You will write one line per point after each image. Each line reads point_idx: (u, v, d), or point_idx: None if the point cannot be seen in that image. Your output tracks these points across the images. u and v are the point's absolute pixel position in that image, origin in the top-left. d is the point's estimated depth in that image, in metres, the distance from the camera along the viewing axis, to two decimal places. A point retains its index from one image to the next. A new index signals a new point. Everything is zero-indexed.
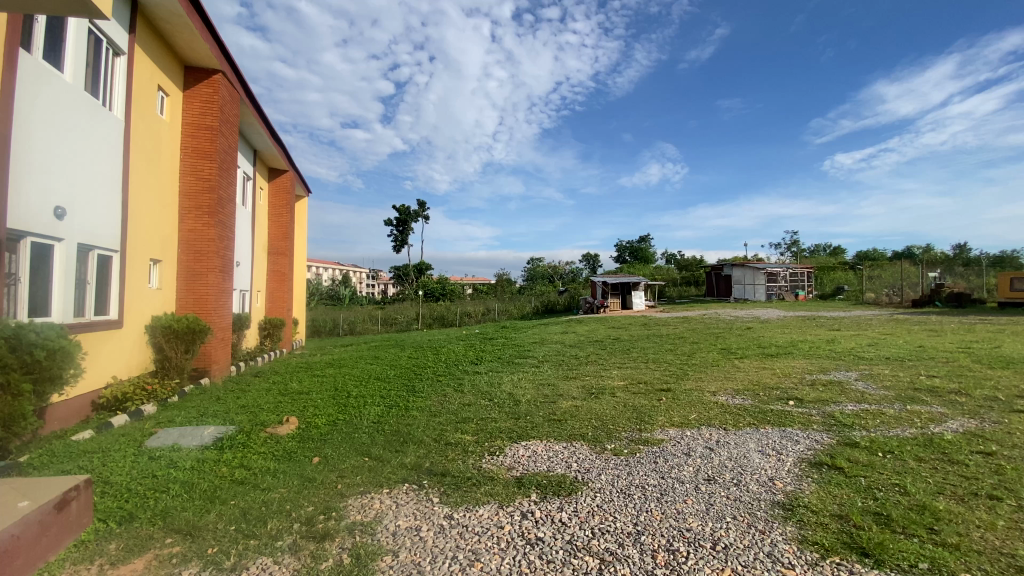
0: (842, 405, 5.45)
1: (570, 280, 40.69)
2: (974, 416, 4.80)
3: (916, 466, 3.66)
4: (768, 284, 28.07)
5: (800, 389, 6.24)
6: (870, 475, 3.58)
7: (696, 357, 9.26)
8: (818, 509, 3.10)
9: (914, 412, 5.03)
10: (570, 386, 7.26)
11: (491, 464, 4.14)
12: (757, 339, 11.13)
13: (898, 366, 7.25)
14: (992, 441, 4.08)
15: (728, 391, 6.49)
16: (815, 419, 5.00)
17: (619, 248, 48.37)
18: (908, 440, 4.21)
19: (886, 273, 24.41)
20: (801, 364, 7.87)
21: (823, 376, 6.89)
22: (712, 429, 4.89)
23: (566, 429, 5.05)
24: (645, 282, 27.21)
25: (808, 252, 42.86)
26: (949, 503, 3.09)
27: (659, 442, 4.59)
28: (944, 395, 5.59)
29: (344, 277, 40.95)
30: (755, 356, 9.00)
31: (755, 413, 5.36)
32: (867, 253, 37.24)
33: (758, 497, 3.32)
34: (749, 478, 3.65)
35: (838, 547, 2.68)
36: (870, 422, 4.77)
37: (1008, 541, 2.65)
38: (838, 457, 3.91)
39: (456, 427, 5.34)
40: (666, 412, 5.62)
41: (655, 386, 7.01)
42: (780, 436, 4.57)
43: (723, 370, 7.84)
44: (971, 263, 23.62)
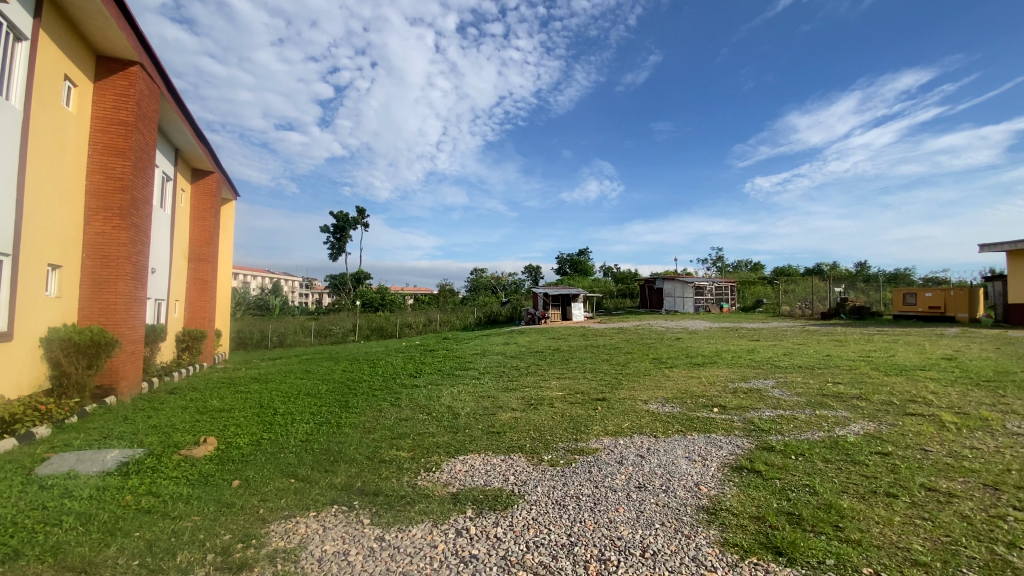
0: (760, 412, 5.83)
1: (512, 291, 41.00)
2: (873, 419, 5.30)
3: (824, 468, 3.97)
4: (696, 296, 29.75)
5: (723, 396, 6.62)
6: (785, 477, 3.84)
7: (630, 367, 9.59)
8: (738, 512, 3.28)
9: (822, 416, 5.48)
10: (510, 397, 7.27)
11: (427, 481, 4.04)
12: (686, 349, 11.73)
13: (809, 374, 7.87)
14: (889, 443, 4.51)
15: (659, 399, 6.76)
16: (737, 425, 5.32)
17: (560, 260, 49.34)
18: (818, 443, 4.56)
19: (799, 288, 26.58)
20: (725, 372, 8.38)
21: (744, 384, 7.34)
22: (643, 437, 5.07)
23: (505, 442, 5.03)
24: (584, 293, 27.95)
25: (732, 268, 45.94)
26: (852, 501, 3.38)
27: (594, 451, 4.68)
28: (848, 400, 6.12)
29: (275, 285, 38.90)
30: (683, 365, 9.46)
31: (684, 420, 5.61)
32: (784, 268, 40.36)
33: (684, 503, 3.46)
34: (677, 485, 3.80)
35: (756, 548, 2.84)
36: (785, 427, 5.14)
37: (903, 536, 2.91)
38: (757, 461, 4.17)
39: (391, 443, 5.17)
40: (601, 421, 5.75)
41: (592, 395, 7.18)
42: (706, 442, 4.81)
43: (655, 379, 8.15)
44: (870, 279, 26.23)
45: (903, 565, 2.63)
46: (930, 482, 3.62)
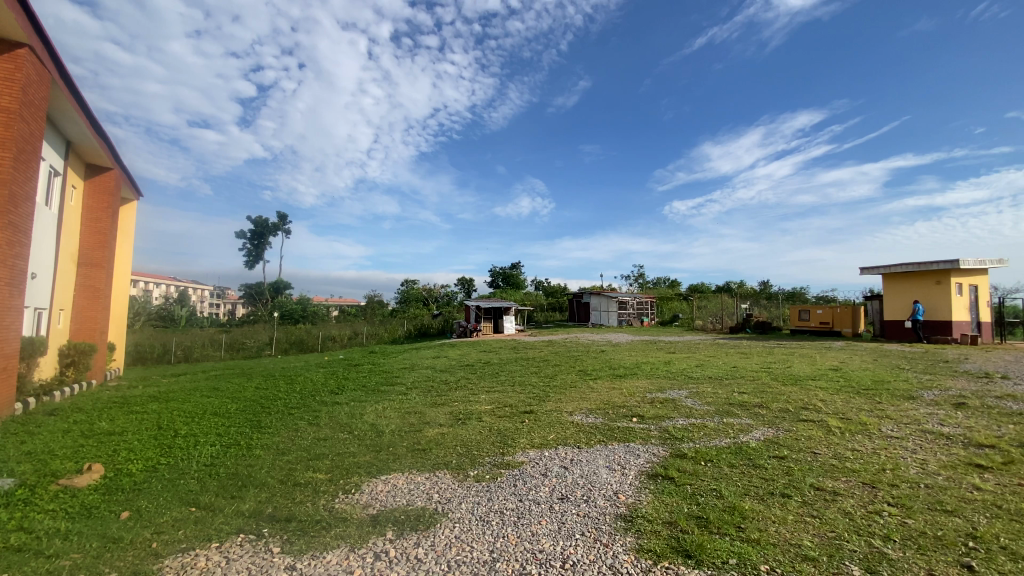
0: (675, 420, 6.17)
1: (443, 304, 40.61)
2: (771, 426, 5.81)
3: (729, 472, 4.28)
4: (620, 311, 31.14)
5: (641, 407, 6.95)
6: (695, 482, 4.09)
7: (557, 379, 9.81)
8: (653, 518, 3.44)
9: (729, 423, 5.93)
10: (437, 413, 7.14)
11: (346, 504, 3.86)
12: (610, 361, 12.21)
13: (718, 384, 8.49)
14: (784, 447, 4.95)
15: (583, 411, 6.96)
16: (653, 433, 5.60)
17: (492, 273, 49.61)
18: (724, 449, 4.91)
19: (711, 304, 28.65)
20: (644, 383, 8.81)
21: (661, 395, 7.76)
22: (568, 448, 5.19)
23: (430, 459, 4.93)
24: (515, 307, 28.27)
25: (653, 284, 48.69)
26: (753, 503, 3.66)
27: (519, 464, 4.72)
28: (751, 408, 6.67)
29: (181, 294, 35.70)
30: (606, 377, 9.83)
31: (605, 430, 5.82)
32: (698, 285, 43.33)
33: (604, 512, 3.58)
34: (598, 494, 3.92)
35: (668, 552, 2.99)
36: (696, 434, 5.49)
37: (795, 533, 3.20)
38: (671, 468, 4.41)
39: (307, 465, 4.90)
40: (527, 434, 5.81)
41: (519, 408, 7.25)
42: (625, 451, 5.01)
43: (579, 391, 8.39)
44: (772, 297, 28.86)
45: (795, 561, 2.88)
46: (818, 483, 4.02)
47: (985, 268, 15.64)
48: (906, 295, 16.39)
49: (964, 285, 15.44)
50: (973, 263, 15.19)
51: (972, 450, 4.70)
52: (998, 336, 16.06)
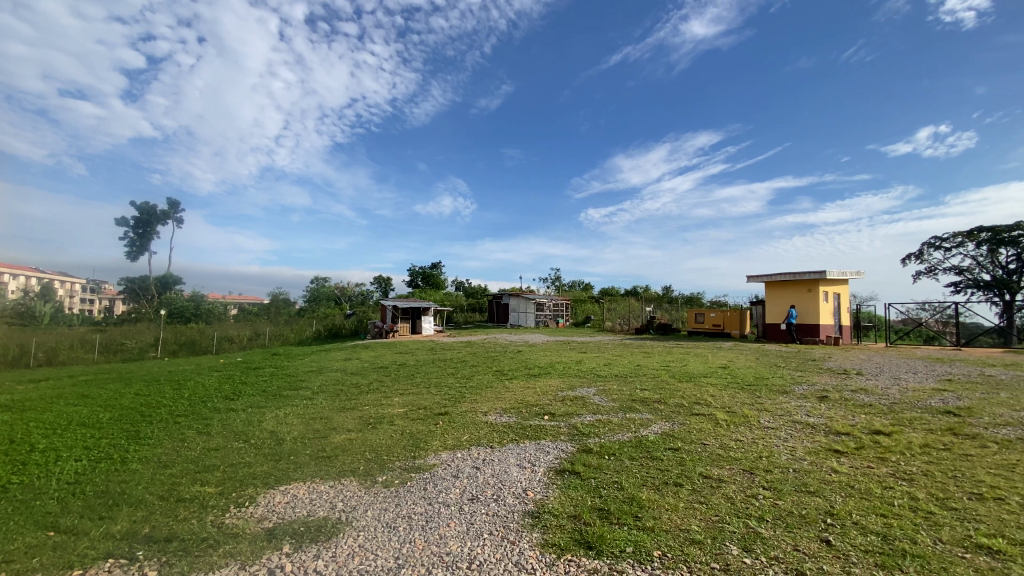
0: (583, 417, 6.45)
1: (358, 303, 39.10)
2: (669, 419, 6.28)
3: (629, 464, 4.56)
4: (537, 313, 31.94)
5: (553, 405, 7.18)
6: (599, 475, 4.30)
7: (474, 380, 9.82)
8: (558, 513, 3.57)
9: (631, 418, 6.31)
10: (346, 418, 6.84)
11: (238, 519, 3.56)
12: (525, 361, 12.49)
13: (623, 382, 9.01)
14: (679, 439, 5.37)
15: (498, 410, 7.03)
16: (563, 430, 5.80)
17: (410, 273, 48.52)
18: (627, 443, 5.22)
19: (621, 307, 30.32)
20: (557, 382, 9.10)
21: (571, 393, 8.06)
22: (481, 448, 5.21)
23: (335, 466, 4.71)
24: (433, 307, 27.91)
25: (568, 286, 50.58)
26: (650, 493, 3.93)
27: (430, 467, 4.67)
28: (651, 404, 7.15)
29: (44, 288, 30.95)
30: (521, 376, 10.03)
31: (518, 429, 5.94)
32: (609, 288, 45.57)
33: (512, 510, 3.64)
34: (507, 492, 3.99)
35: (571, 545, 3.11)
36: (602, 430, 5.78)
37: (685, 519, 3.47)
38: (577, 463, 4.60)
39: (195, 478, 4.47)
40: (440, 436, 5.76)
41: (434, 410, 7.16)
42: (535, 449, 5.15)
43: (495, 391, 8.47)
44: (674, 300, 31.19)
45: (684, 545, 3.12)
46: (706, 471, 4.40)
47: (847, 279, 18.05)
48: (784, 300, 18.47)
49: (829, 293, 17.72)
50: (838, 274, 17.47)
51: (831, 437, 5.42)
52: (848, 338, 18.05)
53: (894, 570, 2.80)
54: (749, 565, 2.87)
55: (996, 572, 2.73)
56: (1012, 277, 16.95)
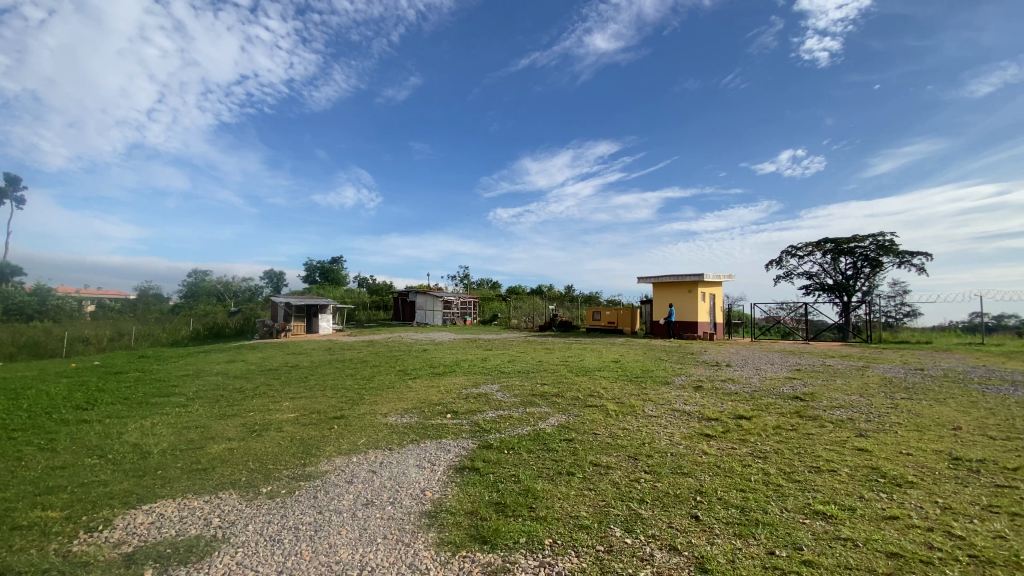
0: (486, 413, 6.53)
1: (246, 299, 35.95)
2: (565, 412, 6.59)
3: (526, 457, 4.71)
4: (444, 310, 31.70)
5: (456, 403, 7.19)
6: (497, 470, 4.40)
7: (374, 381, 9.49)
8: (455, 510, 3.60)
9: (531, 413, 6.52)
10: (227, 426, 6.26)
11: (88, 546, 3.11)
12: (429, 360, 12.33)
13: (524, 377, 9.28)
14: (573, 430, 5.66)
15: (399, 411, 6.88)
16: (464, 428, 5.84)
17: (308, 267, 45.64)
18: (525, 437, 5.39)
19: (526, 305, 31.18)
20: (460, 380, 9.12)
21: (474, 390, 8.12)
22: (378, 451, 5.07)
23: (213, 479, 4.31)
24: (332, 305, 26.53)
25: (475, 284, 50.76)
26: (544, 483, 4.10)
27: (321, 474, 4.44)
28: (549, 398, 7.45)
29: None
30: (425, 375, 9.90)
31: (419, 429, 5.86)
32: (518, 287, 45.78)
33: (409, 511, 3.60)
34: (403, 494, 3.93)
35: (466, 542, 3.15)
36: (502, 425, 5.91)
37: (574, 506, 3.68)
38: (477, 459, 4.67)
39: (33, 502, 3.82)
40: (335, 441, 5.50)
41: (329, 414, 6.80)
42: (436, 448, 5.11)
43: (396, 391, 8.28)
44: (575, 299, 32.74)
45: (573, 531, 3.31)
46: (596, 459, 4.69)
47: (721, 281, 20.12)
48: (666, 299, 20.25)
49: (706, 293, 19.66)
50: (713, 277, 19.44)
51: (703, 423, 6.06)
52: (719, 332, 20.24)
53: (749, 538, 3.21)
54: (630, 545, 3.12)
55: (827, 533, 3.25)
56: (848, 282, 20.12)
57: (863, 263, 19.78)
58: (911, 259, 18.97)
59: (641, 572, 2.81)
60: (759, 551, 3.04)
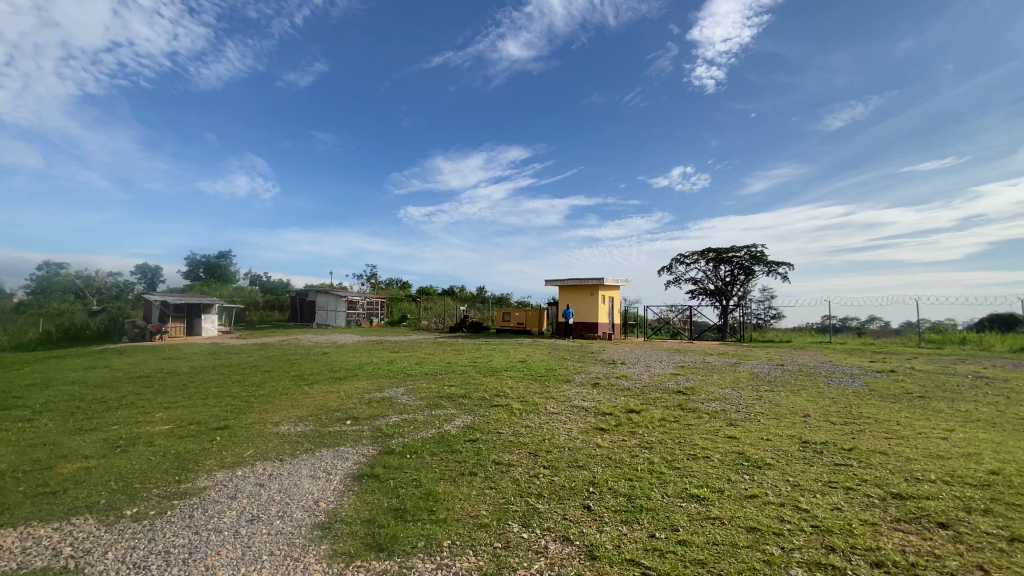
0: (389, 418, 6.37)
1: (112, 297, 31.49)
2: (471, 413, 6.64)
3: (428, 461, 4.67)
4: (348, 311, 30.32)
5: (357, 408, 6.92)
6: (398, 475, 4.32)
7: (266, 387, 8.82)
8: (351, 519, 3.48)
9: (435, 415, 6.48)
10: (83, 442, 5.46)
11: None
12: (329, 364, 11.72)
13: (430, 379, 9.19)
14: (477, 430, 5.72)
15: (292, 419, 6.47)
16: (365, 434, 5.64)
17: (191, 261, 41.13)
18: (428, 439, 5.35)
19: (435, 305, 30.82)
20: (363, 384, 8.78)
21: (378, 394, 7.87)
22: (267, 463, 4.73)
23: (63, 503, 3.74)
24: (219, 304, 24.17)
25: (382, 284, 49.20)
26: (445, 485, 4.10)
27: (200, 491, 4.05)
28: (455, 399, 7.46)
29: None
30: (324, 380, 9.39)
31: (315, 437, 5.56)
32: (429, 287, 44.76)
33: (299, 525, 3.41)
34: (294, 507, 3.71)
35: (361, 551, 3.06)
36: (405, 429, 5.80)
37: (475, 506, 3.72)
38: (376, 465, 4.54)
39: None
40: (217, 453, 5.04)
41: (210, 425, 6.20)
42: (332, 457, 4.89)
43: (291, 398, 7.77)
44: (485, 300, 33.01)
45: (472, 530, 3.35)
46: (498, 458, 4.79)
47: (619, 285, 21.45)
48: (569, 300, 21.19)
49: (606, 296, 20.85)
50: (613, 281, 20.69)
51: (599, 418, 6.44)
52: (618, 332, 21.58)
53: (634, 523, 3.48)
54: (526, 539, 3.23)
55: (700, 514, 3.62)
56: (727, 287, 22.46)
57: (739, 271, 22.22)
58: (777, 269, 21.66)
59: (536, 565, 2.93)
60: (642, 535, 3.31)
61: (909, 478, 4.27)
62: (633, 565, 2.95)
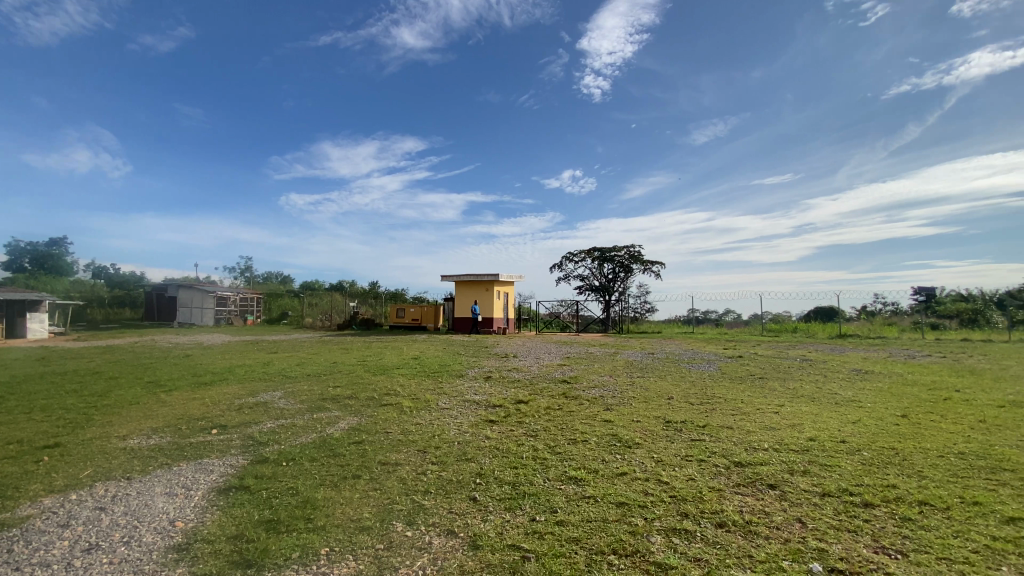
0: (263, 425, 5.88)
1: None
2: (356, 414, 6.38)
3: (307, 467, 4.42)
4: (217, 308, 27.29)
5: (225, 416, 6.28)
6: (272, 485, 4.03)
7: (110, 397, 7.62)
8: (215, 537, 3.17)
9: (318, 418, 6.13)
10: None
11: None
12: (192, 368, 10.44)
13: (313, 381, 8.64)
14: (363, 432, 5.52)
15: (145, 431, 5.68)
16: (234, 443, 5.16)
17: (13, 247, 34.01)
18: (308, 445, 5.05)
19: (322, 301, 28.99)
20: (233, 389, 7.98)
21: (252, 399, 7.22)
22: (110, 483, 4.11)
23: None
24: (49, 301, 20.31)
25: (259, 278, 45.03)
26: (325, 491, 3.91)
27: (19, 521, 3.41)
28: (341, 401, 7.11)
29: None
30: (186, 386, 8.37)
31: (173, 450, 4.96)
32: (315, 283, 42.01)
33: (150, 549, 3.04)
34: (144, 530, 3.28)
35: (225, 571, 2.80)
36: (282, 435, 5.41)
37: (358, 509, 3.60)
38: (247, 476, 4.18)
39: None
40: (43, 477, 4.27)
41: (35, 444, 5.21)
42: (194, 470, 4.40)
43: (144, 408, 6.82)
44: (377, 296, 31.80)
45: (352, 534, 3.24)
46: (384, 458, 4.68)
47: (512, 281, 22.01)
48: (464, 296, 21.27)
49: (500, 291, 21.28)
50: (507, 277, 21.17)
51: (489, 410, 6.57)
52: (511, 327, 22.14)
53: (516, 510, 3.62)
54: (410, 537, 3.21)
55: (577, 495, 3.89)
56: (610, 284, 24.16)
57: (620, 269, 24.03)
58: (652, 267, 23.80)
59: (419, 561, 2.93)
60: (524, 520, 3.47)
61: (749, 448, 4.99)
62: (514, 550, 3.08)
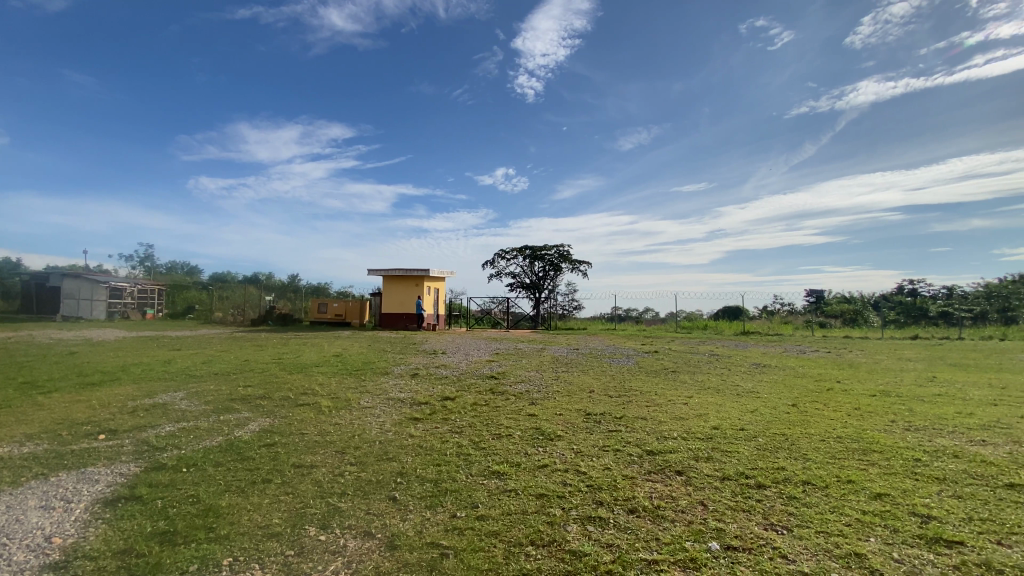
0: (160, 428, 5.38)
1: None
2: (268, 415, 6.02)
3: (210, 473, 4.11)
4: (109, 300, 24.47)
5: (115, 419, 5.67)
6: (168, 493, 3.70)
7: None
8: (100, 553, 2.87)
9: (224, 420, 5.71)
10: None
11: None
12: (77, 367, 9.30)
13: (221, 381, 8.03)
14: (275, 434, 5.22)
15: (15, 438, 5.00)
16: (125, 449, 4.68)
17: None
18: (212, 449, 4.69)
19: (234, 295, 26.95)
20: (128, 390, 7.23)
21: (147, 401, 6.57)
22: None
23: None
24: None
25: (161, 268, 40.96)
26: (231, 498, 3.66)
27: None
28: (252, 401, 6.67)
29: None
30: (68, 387, 7.46)
31: (50, 459, 4.41)
32: (226, 274, 38.93)
33: (16, 571, 2.69)
34: (13, 549, 2.90)
35: None
36: (182, 440, 4.98)
37: (267, 515, 3.41)
38: (139, 485, 3.81)
39: None
40: None
41: None
42: (75, 481, 3.94)
43: (15, 412, 5.99)
44: (297, 289, 30.10)
45: (260, 542, 3.06)
46: (299, 460, 4.46)
47: (443, 277, 21.79)
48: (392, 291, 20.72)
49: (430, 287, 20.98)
50: (437, 273, 20.92)
51: (413, 408, 6.47)
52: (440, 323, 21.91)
53: (436, 507, 3.60)
54: (323, 542, 3.09)
55: (498, 489, 3.93)
56: (540, 282, 24.64)
57: (550, 267, 24.57)
58: (580, 266, 24.59)
59: (332, 565, 2.83)
60: (444, 517, 3.46)
61: (660, 437, 5.32)
62: (433, 547, 3.06)
